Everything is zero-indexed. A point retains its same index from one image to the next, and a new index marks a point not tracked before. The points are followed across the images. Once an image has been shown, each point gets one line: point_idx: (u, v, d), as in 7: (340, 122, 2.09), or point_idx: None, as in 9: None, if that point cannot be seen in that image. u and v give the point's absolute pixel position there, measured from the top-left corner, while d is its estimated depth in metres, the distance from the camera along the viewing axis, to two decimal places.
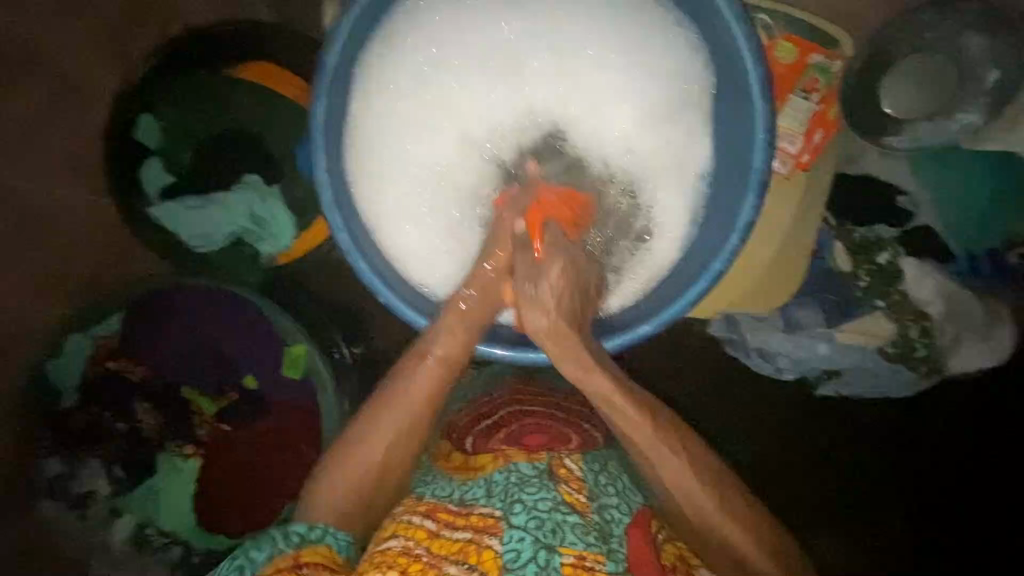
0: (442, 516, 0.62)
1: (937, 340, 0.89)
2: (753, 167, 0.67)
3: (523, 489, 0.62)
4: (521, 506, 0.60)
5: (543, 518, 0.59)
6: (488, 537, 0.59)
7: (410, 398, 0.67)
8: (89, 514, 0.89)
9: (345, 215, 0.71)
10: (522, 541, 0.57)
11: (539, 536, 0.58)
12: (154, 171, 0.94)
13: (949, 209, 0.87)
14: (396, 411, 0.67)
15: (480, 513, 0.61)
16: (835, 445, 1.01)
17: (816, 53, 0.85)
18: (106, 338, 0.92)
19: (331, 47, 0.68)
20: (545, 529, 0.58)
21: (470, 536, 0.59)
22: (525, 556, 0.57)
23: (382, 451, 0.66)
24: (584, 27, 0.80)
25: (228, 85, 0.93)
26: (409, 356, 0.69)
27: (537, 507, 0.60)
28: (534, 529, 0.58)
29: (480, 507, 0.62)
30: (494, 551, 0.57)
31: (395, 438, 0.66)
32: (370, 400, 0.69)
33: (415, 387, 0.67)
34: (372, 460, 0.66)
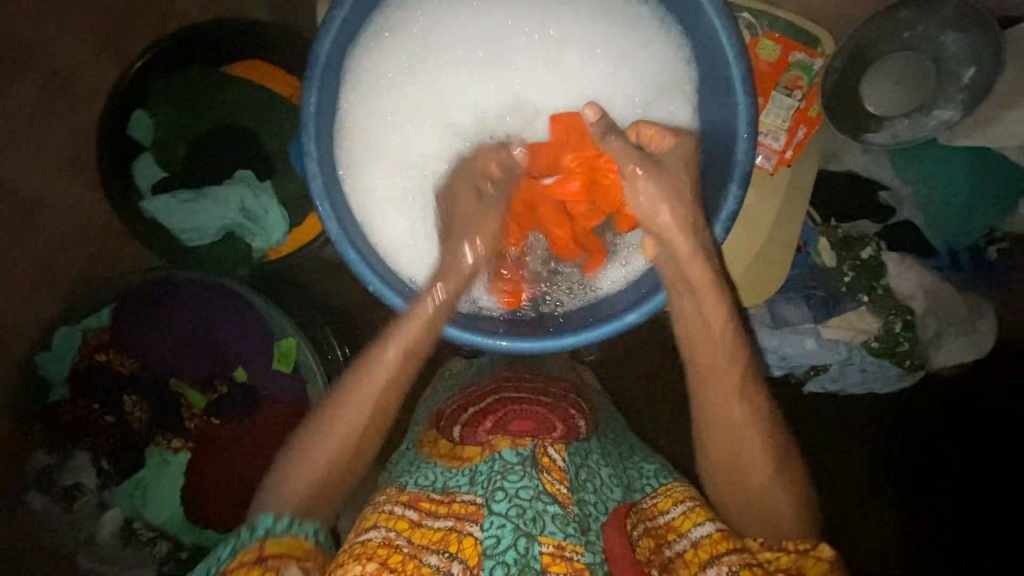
0: (424, 505, 0.62)
1: (920, 335, 0.90)
2: (737, 158, 0.68)
3: (506, 476, 0.61)
4: (503, 493, 0.59)
5: (525, 506, 0.58)
6: (468, 524, 0.59)
7: (717, 320, 0.62)
8: (77, 506, 0.89)
9: (335, 205, 0.71)
10: (502, 527, 0.57)
11: (519, 524, 0.57)
12: (146, 165, 0.96)
13: (931, 205, 0.88)
14: (347, 410, 0.63)
15: (461, 500, 0.62)
16: (829, 442, 1.03)
17: (798, 51, 0.84)
18: (97, 331, 0.92)
19: (321, 40, 0.68)
20: (525, 517, 0.57)
21: (451, 524, 0.59)
22: (506, 543, 0.56)
23: (716, 373, 0.62)
24: (568, 18, 0.80)
25: (222, 83, 0.96)
26: (371, 346, 0.65)
27: (519, 495, 0.58)
28: (514, 516, 0.57)
29: (462, 494, 0.62)
30: (474, 538, 0.58)
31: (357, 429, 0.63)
32: (332, 389, 0.65)
33: (375, 381, 0.63)
34: (717, 397, 0.62)
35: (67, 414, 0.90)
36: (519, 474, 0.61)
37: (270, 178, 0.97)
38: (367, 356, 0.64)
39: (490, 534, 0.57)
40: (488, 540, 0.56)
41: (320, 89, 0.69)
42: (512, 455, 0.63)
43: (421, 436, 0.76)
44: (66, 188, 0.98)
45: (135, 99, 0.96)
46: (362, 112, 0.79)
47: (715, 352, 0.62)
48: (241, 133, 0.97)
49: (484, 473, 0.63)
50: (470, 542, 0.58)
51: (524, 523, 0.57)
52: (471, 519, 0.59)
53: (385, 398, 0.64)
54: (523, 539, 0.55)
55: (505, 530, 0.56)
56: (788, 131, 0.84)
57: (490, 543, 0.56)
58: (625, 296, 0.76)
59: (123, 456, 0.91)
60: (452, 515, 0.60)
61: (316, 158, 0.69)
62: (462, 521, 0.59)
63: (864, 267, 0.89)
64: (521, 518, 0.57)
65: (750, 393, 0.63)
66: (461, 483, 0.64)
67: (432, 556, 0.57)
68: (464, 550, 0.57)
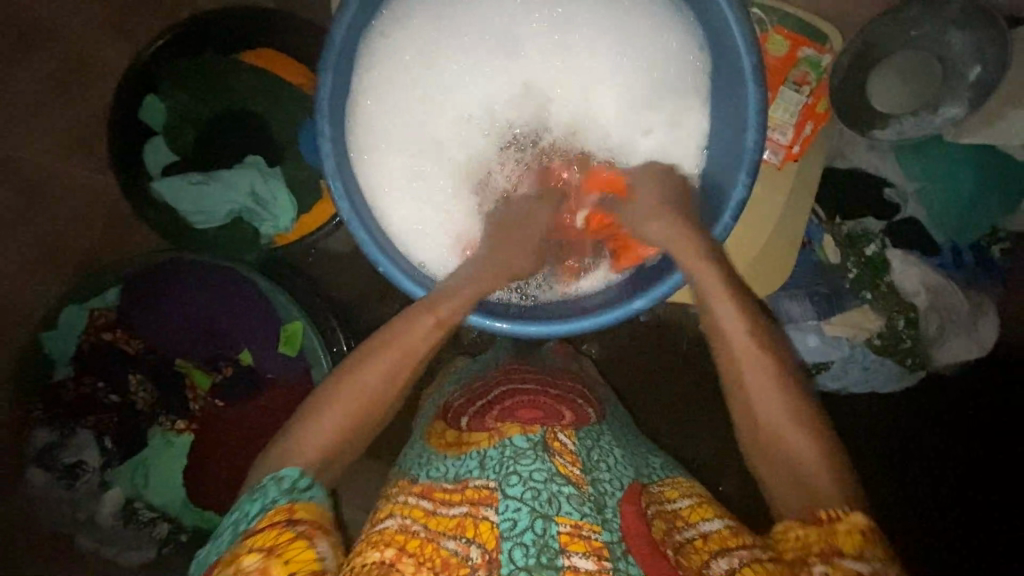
0: (437, 495, 0.61)
1: (923, 333, 0.91)
2: (747, 147, 0.69)
3: (518, 460, 0.61)
4: (517, 477, 0.59)
5: (539, 489, 0.58)
6: (483, 508, 0.58)
7: (738, 326, 0.64)
8: (79, 485, 0.89)
9: (346, 183, 0.71)
10: (518, 510, 0.56)
11: (535, 506, 0.56)
12: (157, 148, 0.97)
13: (935, 202, 0.88)
14: (376, 368, 0.62)
15: (474, 485, 0.60)
16: None
17: (805, 47, 0.85)
18: (102, 311, 0.92)
19: (338, 21, 0.69)
20: (540, 499, 0.57)
21: (466, 510, 0.58)
22: (523, 524, 0.55)
23: (736, 362, 0.63)
24: (577, 8, 0.81)
25: (235, 69, 0.97)
26: (411, 310, 0.66)
27: (532, 478, 0.59)
28: (530, 500, 0.57)
29: (474, 479, 0.61)
30: (491, 522, 0.56)
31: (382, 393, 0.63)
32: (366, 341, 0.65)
33: (413, 345, 0.64)
34: (751, 388, 0.62)
35: (71, 392, 0.90)
36: (532, 457, 0.61)
37: (280, 164, 0.98)
38: (405, 321, 0.65)
39: (506, 517, 0.56)
40: (504, 523, 0.56)
41: (335, 71, 0.70)
42: (523, 440, 0.63)
43: (428, 427, 0.76)
44: (71, 168, 0.98)
45: (147, 83, 0.96)
46: (375, 98, 0.80)
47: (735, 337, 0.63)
48: (251, 119, 0.98)
49: (495, 457, 0.63)
50: (487, 526, 0.56)
51: (540, 505, 0.56)
52: (486, 503, 0.58)
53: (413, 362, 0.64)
54: (540, 521, 0.55)
55: (521, 513, 0.56)
56: (795, 126, 0.85)
57: (506, 526, 0.55)
58: (617, 291, 0.77)
59: (126, 436, 0.91)
60: (466, 500, 0.59)
61: (329, 139, 0.70)
62: (476, 505, 0.58)
63: (867, 264, 0.89)
64: (537, 500, 0.57)
65: (776, 372, 0.62)
66: (471, 468, 0.63)
67: (449, 540, 0.56)
68: (481, 534, 0.56)
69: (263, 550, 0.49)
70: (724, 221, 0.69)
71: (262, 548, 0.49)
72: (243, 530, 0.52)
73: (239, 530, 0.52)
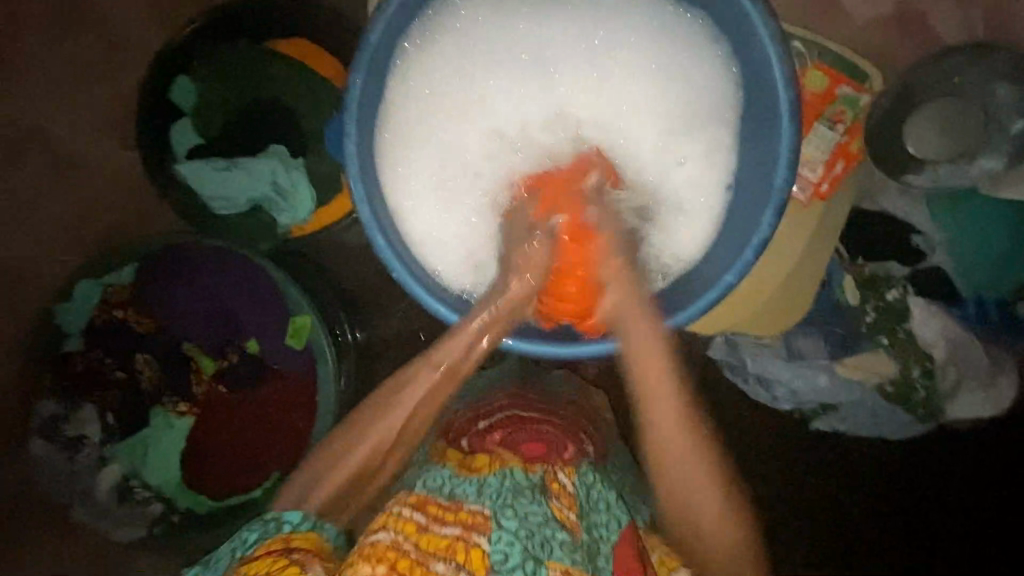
0: (432, 510, 0.58)
1: (938, 384, 0.89)
2: (774, 186, 0.67)
3: (518, 497, 0.60)
4: (512, 511, 0.58)
5: (534, 529, 0.57)
6: (476, 535, 0.56)
7: (670, 419, 0.66)
8: (80, 458, 0.91)
9: (369, 188, 0.71)
10: (511, 545, 0.55)
11: (528, 546, 0.56)
12: (183, 131, 0.97)
13: (963, 253, 0.86)
14: (373, 425, 0.66)
15: (469, 509, 0.58)
16: (839, 484, 1.00)
17: (844, 85, 0.84)
18: (116, 288, 0.93)
19: (375, 26, 0.69)
20: (534, 540, 0.57)
21: (458, 533, 0.56)
22: (514, 561, 0.55)
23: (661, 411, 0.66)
24: (616, 27, 0.80)
25: (265, 58, 0.98)
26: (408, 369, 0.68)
27: (528, 517, 0.58)
28: (524, 537, 0.56)
29: (470, 504, 0.59)
30: (482, 550, 0.55)
31: (380, 440, 0.66)
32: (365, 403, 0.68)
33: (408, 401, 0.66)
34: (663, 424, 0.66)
35: (79, 366, 0.91)
36: (529, 496, 0.60)
37: (303, 156, 0.98)
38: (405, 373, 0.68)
39: (498, 549, 0.55)
40: (496, 554, 0.55)
41: (367, 73, 0.70)
42: (523, 477, 0.63)
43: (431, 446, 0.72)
44: (97, 141, 0.98)
45: (178, 63, 0.97)
46: (405, 100, 0.79)
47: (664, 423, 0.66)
48: (278, 109, 0.98)
49: (493, 486, 0.61)
50: (478, 553, 0.55)
51: (533, 546, 0.56)
52: (479, 529, 0.56)
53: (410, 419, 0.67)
54: (531, 562, 0.55)
55: (513, 549, 0.55)
56: (826, 164, 0.85)
57: (498, 559, 0.55)
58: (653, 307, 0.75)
59: (128, 412, 0.92)
60: (459, 523, 0.57)
61: (355, 139, 0.70)
62: (468, 530, 0.56)
63: (887, 310, 0.88)
64: (530, 540, 0.56)
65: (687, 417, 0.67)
66: (467, 492, 0.61)
67: (439, 563, 0.53)
68: (471, 561, 0.54)
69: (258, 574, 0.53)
70: (725, 280, 0.68)
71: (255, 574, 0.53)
72: (242, 554, 0.57)
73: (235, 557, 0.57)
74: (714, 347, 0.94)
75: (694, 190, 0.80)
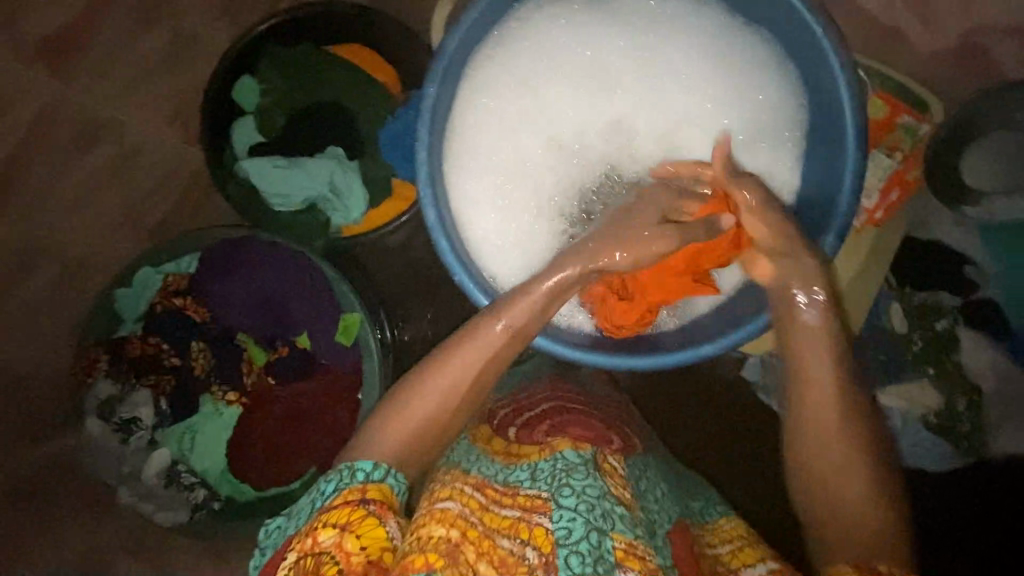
0: (490, 492, 0.59)
1: (984, 418, 0.89)
2: (838, 209, 0.68)
3: (571, 475, 0.58)
4: (570, 489, 0.56)
5: (594, 502, 0.55)
6: (536, 515, 0.56)
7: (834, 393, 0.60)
8: (131, 440, 0.93)
9: (435, 190, 0.73)
10: (573, 520, 0.54)
11: (590, 519, 0.54)
12: (245, 129, 1.01)
13: (1016, 285, 0.86)
14: (445, 376, 0.61)
15: (525, 493, 0.59)
16: None
17: (906, 114, 0.83)
18: (176, 277, 0.96)
19: (451, 35, 0.71)
20: (596, 513, 0.55)
21: (518, 514, 0.56)
22: (578, 534, 0.53)
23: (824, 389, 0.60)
24: (684, 42, 0.81)
25: (326, 60, 1.01)
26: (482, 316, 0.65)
27: (587, 492, 0.56)
28: (585, 511, 0.54)
29: (525, 489, 0.59)
30: (545, 529, 0.54)
31: (448, 391, 0.61)
32: (431, 353, 0.64)
33: (480, 346, 0.63)
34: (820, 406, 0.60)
35: (136, 350, 0.94)
36: (584, 472, 0.59)
37: (359, 159, 1.01)
38: (476, 326, 0.64)
39: (561, 526, 0.54)
40: (560, 530, 0.54)
41: (442, 81, 0.72)
42: (574, 456, 0.61)
43: (472, 431, 0.73)
44: (161, 137, 1.02)
45: (245, 66, 1.01)
46: (471, 108, 0.81)
47: (832, 439, 0.59)
48: (336, 111, 1.01)
49: (546, 470, 0.61)
50: (541, 532, 0.54)
51: (595, 518, 0.54)
52: (540, 511, 0.56)
53: (482, 371, 0.63)
54: (595, 533, 0.53)
55: (576, 523, 0.54)
56: (881, 192, 0.84)
57: (562, 534, 0.53)
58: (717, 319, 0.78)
59: (177, 399, 0.95)
60: (518, 505, 0.57)
61: (426, 145, 0.72)
62: (528, 512, 0.56)
63: (936, 339, 0.88)
64: (592, 514, 0.54)
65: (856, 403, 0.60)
66: (521, 478, 0.61)
67: (504, 539, 0.54)
68: (536, 538, 0.54)
69: (337, 526, 0.51)
70: None
71: (336, 525, 0.51)
72: (320, 505, 0.54)
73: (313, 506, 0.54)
74: (748, 367, 1.00)
75: None
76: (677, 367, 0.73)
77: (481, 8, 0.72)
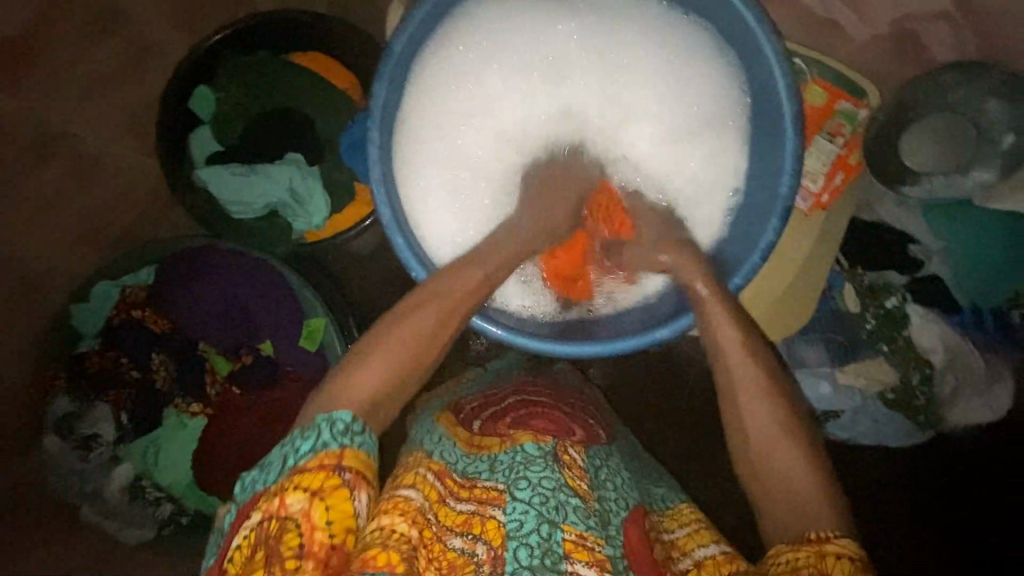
0: (448, 483, 0.60)
1: (937, 391, 0.91)
2: (779, 193, 0.71)
3: (528, 467, 0.60)
4: (526, 482, 0.58)
5: (547, 495, 0.57)
6: (491, 508, 0.57)
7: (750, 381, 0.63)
8: (92, 457, 0.91)
9: (389, 191, 0.74)
10: (525, 513, 0.55)
11: (542, 511, 0.56)
12: (204, 138, 1.01)
13: (959, 262, 0.90)
14: (407, 329, 0.62)
15: (482, 485, 0.60)
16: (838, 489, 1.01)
17: (843, 100, 0.88)
18: (134, 289, 0.95)
19: (398, 36, 0.72)
20: (548, 505, 0.57)
21: (473, 508, 0.57)
22: (528, 527, 0.54)
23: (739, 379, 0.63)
24: (629, 35, 0.83)
25: (284, 67, 1.01)
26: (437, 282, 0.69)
27: (541, 484, 0.58)
28: (537, 504, 0.56)
29: (482, 480, 0.61)
30: (497, 521, 0.55)
31: (412, 345, 0.62)
32: (388, 314, 0.65)
33: (438, 304, 0.66)
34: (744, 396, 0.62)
35: (95, 365, 0.93)
36: (542, 465, 0.61)
37: (319, 164, 1.01)
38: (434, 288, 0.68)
39: (513, 518, 0.55)
40: (511, 523, 0.55)
41: (390, 82, 0.73)
42: (534, 448, 0.63)
43: (436, 415, 0.74)
44: (117, 150, 1.01)
45: (200, 75, 1.00)
46: (424, 109, 0.82)
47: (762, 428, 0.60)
48: (294, 118, 1.01)
49: (505, 462, 0.62)
50: (494, 525, 0.55)
51: (548, 510, 0.56)
52: (494, 503, 0.57)
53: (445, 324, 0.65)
54: (546, 526, 0.55)
55: (528, 516, 0.55)
56: (826, 176, 0.88)
57: (513, 527, 0.55)
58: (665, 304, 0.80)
59: (139, 412, 0.93)
60: (474, 498, 0.58)
61: (377, 145, 0.73)
62: (484, 505, 0.57)
63: (888, 317, 0.90)
64: (544, 506, 0.56)
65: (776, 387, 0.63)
66: (480, 469, 0.62)
67: (455, 538, 0.54)
68: (487, 532, 0.55)
69: (307, 492, 0.48)
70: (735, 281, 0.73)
71: (307, 490, 0.48)
72: (293, 464, 0.50)
73: (285, 464, 0.50)
74: None
75: (706, 193, 0.83)
76: (634, 353, 0.74)
77: (426, 9, 0.73)
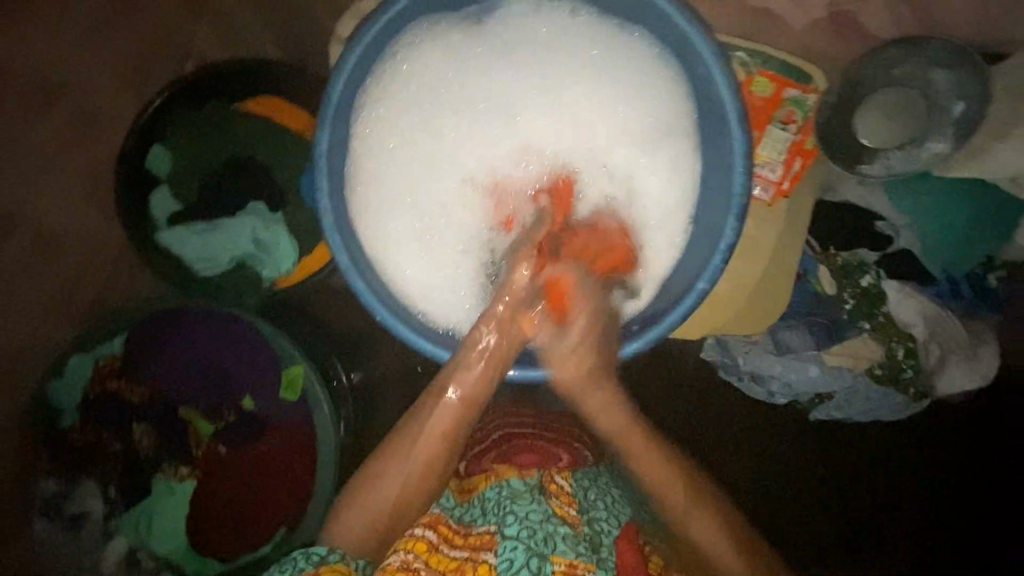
0: (443, 530, 0.66)
1: (923, 362, 0.91)
2: (734, 190, 0.70)
3: (515, 501, 0.65)
4: (512, 517, 0.63)
5: (535, 527, 0.62)
6: (483, 553, 0.63)
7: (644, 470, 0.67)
8: (85, 534, 0.91)
9: (344, 236, 0.73)
10: (514, 550, 0.61)
11: (530, 544, 0.61)
12: (163, 197, 0.99)
13: (926, 232, 0.90)
14: (407, 458, 0.66)
15: (477, 531, 0.65)
16: (835, 466, 1.01)
17: (791, 87, 0.87)
18: (108, 360, 0.93)
19: (335, 81, 0.71)
20: (536, 537, 0.62)
21: (466, 554, 0.64)
22: (518, 563, 0.61)
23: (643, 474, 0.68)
24: (569, 52, 0.85)
25: (237, 117, 1.00)
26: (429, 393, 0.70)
27: (528, 518, 0.63)
28: (525, 537, 0.61)
29: (478, 526, 0.66)
30: (489, 564, 0.62)
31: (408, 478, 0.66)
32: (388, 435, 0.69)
33: (436, 422, 0.68)
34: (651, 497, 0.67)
35: (78, 441, 0.92)
36: (527, 498, 0.65)
37: (282, 210, 1.00)
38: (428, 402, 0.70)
39: (504, 558, 0.61)
40: (504, 563, 0.61)
41: (332, 129, 0.72)
42: (520, 483, 0.67)
43: None
44: (76, 219, 1.00)
45: (151, 135, 0.99)
46: (372, 147, 0.83)
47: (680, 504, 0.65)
48: (253, 167, 1.00)
49: (493, 499, 0.66)
50: (486, 568, 0.62)
51: (536, 543, 0.61)
52: (487, 547, 0.63)
53: (442, 442, 0.67)
54: (535, 559, 0.60)
55: (517, 553, 0.61)
56: (783, 163, 0.88)
57: (505, 566, 0.61)
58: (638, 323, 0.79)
59: (128, 484, 0.92)
60: (468, 545, 0.64)
61: (327, 192, 0.72)
62: (477, 550, 0.64)
63: (864, 295, 0.90)
64: (532, 539, 0.61)
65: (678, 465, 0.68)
66: (473, 514, 0.67)
67: None
68: None
69: None
70: (700, 286, 0.71)
71: None
72: None
73: None
74: (705, 349, 0.98)
75: (662, 201, 0.85)
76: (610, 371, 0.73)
77: (361, 48, 0.71)
